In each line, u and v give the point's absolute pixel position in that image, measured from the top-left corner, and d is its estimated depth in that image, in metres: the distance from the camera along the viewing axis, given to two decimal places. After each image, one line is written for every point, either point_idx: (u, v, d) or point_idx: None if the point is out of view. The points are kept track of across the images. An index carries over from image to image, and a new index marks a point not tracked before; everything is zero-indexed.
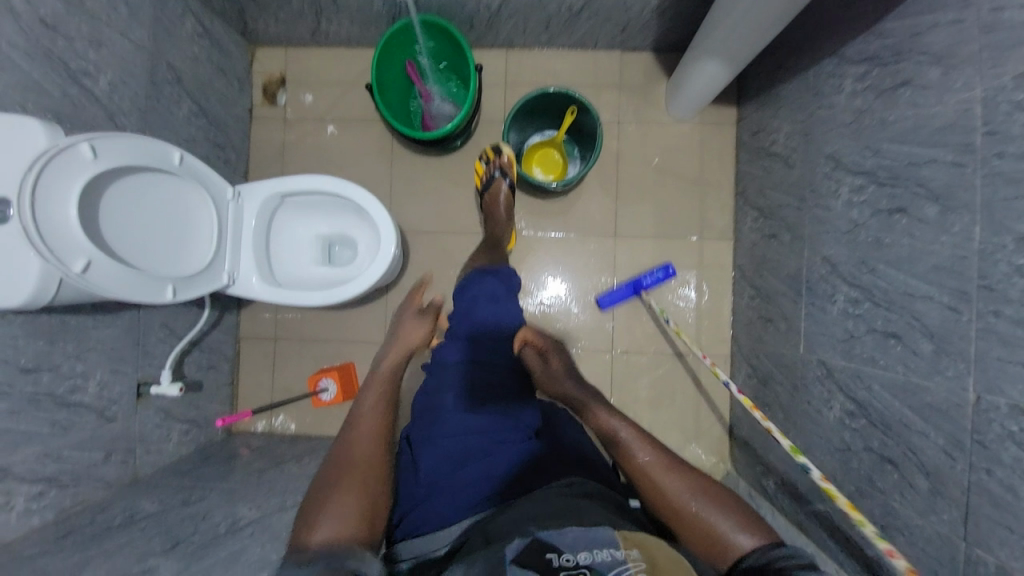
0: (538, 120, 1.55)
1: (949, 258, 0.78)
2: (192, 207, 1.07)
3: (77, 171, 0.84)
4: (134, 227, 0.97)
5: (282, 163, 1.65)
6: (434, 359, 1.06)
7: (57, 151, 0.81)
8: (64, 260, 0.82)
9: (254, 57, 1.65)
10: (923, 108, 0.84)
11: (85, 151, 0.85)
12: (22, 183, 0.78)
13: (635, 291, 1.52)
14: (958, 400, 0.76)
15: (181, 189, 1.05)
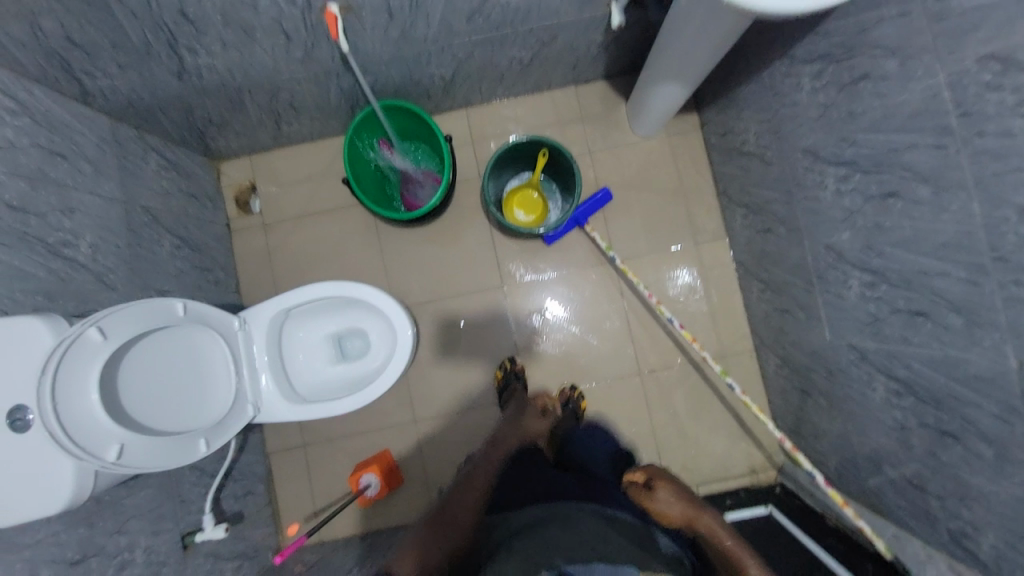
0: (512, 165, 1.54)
1: (955, 235, 0.81)
2: (206, 349, 1.07)
3: (91, 359, 0.84)
4: (156, 389, 0.97)
5: (271, 268, 1.62)
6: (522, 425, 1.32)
7: (66, 346, 0.80)
8: (96, 452, 0.82)
9: (220, 172, 1.63)
10: (889, 99, 0.87)
11: (94, 336, 0.85)
12: (42, 389, 0.78)
13: (576, 223, 1.54)
14: (1001, 367, 0.78)
15: (192, 334, 1.04)
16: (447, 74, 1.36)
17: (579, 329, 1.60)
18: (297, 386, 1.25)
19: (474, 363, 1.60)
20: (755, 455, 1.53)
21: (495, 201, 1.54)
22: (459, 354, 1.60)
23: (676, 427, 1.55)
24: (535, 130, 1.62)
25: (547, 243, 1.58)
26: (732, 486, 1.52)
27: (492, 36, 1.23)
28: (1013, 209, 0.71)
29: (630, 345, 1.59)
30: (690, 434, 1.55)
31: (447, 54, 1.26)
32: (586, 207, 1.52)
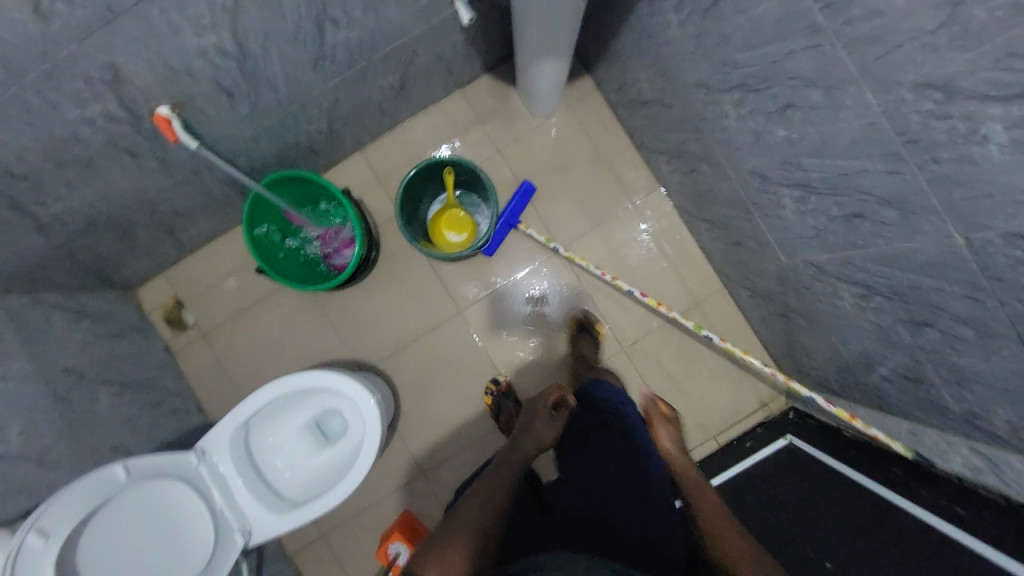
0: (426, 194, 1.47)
1: (860, 128, 0.76)
2: (174, 497, 1.02)
3: (41, 564, 0.83)
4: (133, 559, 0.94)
5: (226, 376, 1.54)
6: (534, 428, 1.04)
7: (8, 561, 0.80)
8: None
9: (139, 300, 1.55)
10: (752, 11, 0.82)
11: (36, 540, 0.83)
12: None
13: (509, 226, 1.50)
14: (949, 248, 0.73)
15: (149, 489, 0.98)
16: (323, 127, 1.29)
17: (549, 328, 1.55)
18: (285, 492, 1.18)
19: (459, 398, 1.54)
20: (760, 388, 1.50)
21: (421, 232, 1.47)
22: (441, 394, 1.54)
23: (676, 389, 1.52)
24: (437, 148, 1.55)
25: (488, 254, 1.52)
26: (748, 426, 1.50)
27: (349, 75, 1.16)
28: (907, 88, 0.66)
29: (604, 324, 1.54)
30: (690, 391, 1.52)
31: (312, 108, 1.19)
32: (514, 206, 1.48)
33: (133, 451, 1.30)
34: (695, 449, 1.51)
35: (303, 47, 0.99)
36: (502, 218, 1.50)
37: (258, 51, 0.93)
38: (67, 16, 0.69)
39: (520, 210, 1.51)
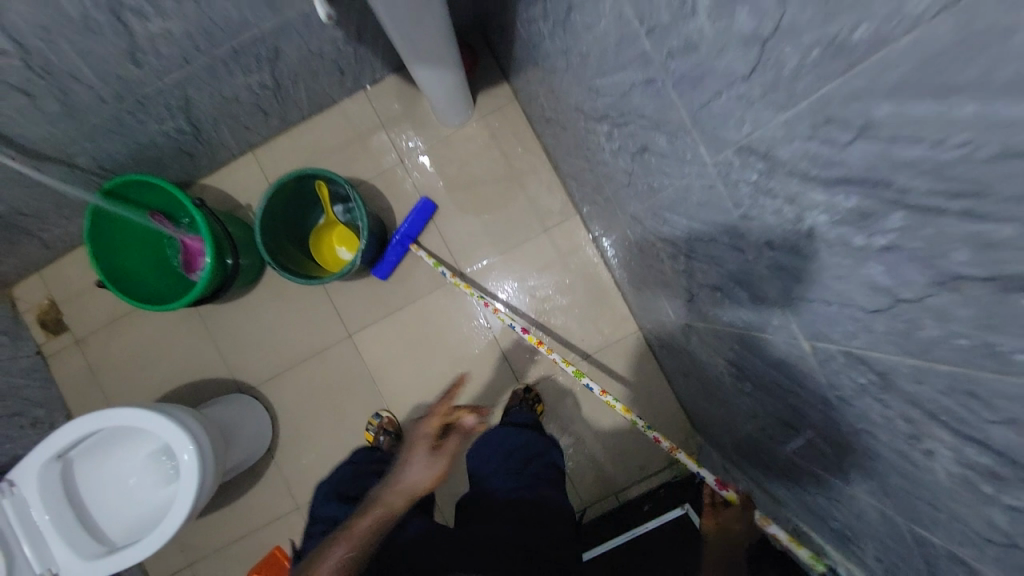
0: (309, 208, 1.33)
1: (702, 191, 0.60)
2: None
3: None
4: None
5: (99, 386, 1.45)
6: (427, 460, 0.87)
7: None
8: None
9: (13, 298, 1.45)
10: (595, 29, 0.66)
11: None
12: None
13: (404, 245, 1.35)
14: (798, 351, 0.58)
15: None
16: (184, 128, 1.15)
17: (444, 360, 1.41)
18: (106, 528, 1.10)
19: (343, 428, 1.42)
20: (669, 443, 1.36)
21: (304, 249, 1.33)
22: (323, 422, 1.42)
23: (576, 436, 1.38)
24: (335, 153, 1.40)
25: (382, 278, 1.37)
26: (652, 484, 1.35)
27: (194, 72, 1.01)
28: (731, 150, 0.49)
29: (505, 361, 1.40)
30: (592, 440, 1.37)
31: (156, 107, 1.05)
32: (410, 224, 1.34)
33: None
34: (593, 502, 1.37)
35: (104, 39, 0.85)
36: (397, 236, 1.34)
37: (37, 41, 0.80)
38: None
39: (419, 229, 1.36)
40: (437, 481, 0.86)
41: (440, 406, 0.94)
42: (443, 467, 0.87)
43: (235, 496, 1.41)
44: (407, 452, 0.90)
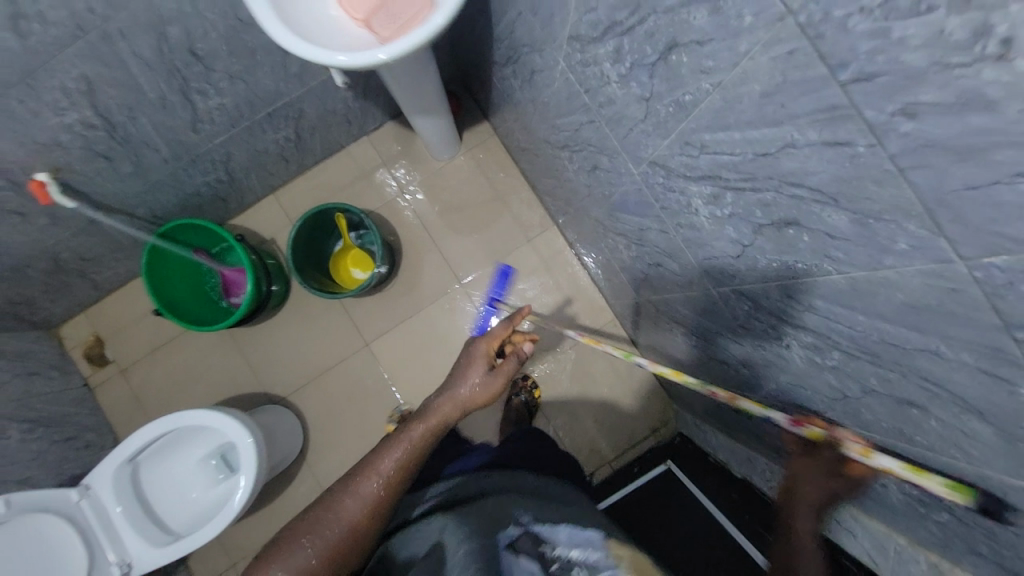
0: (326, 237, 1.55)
1: (635, 193, 0.85)
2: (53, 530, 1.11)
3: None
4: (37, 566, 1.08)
5: (143, 409, 1.62)
6: (483, 380, 0.95)
7: None
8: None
9: (62, 337, 1.63)
10: (552, 87, 0.92)
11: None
12: None
13: (494, 305, 1.60)
14: (712, 299, 0.82)
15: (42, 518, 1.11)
16: (222, 177, 1.38)
17: (451, 360, 1.62)
18: (169, 524, 1.26)
19: (366, 428, 1.61)
20: (650, 414, 1.58)
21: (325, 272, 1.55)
22: (348, 424, 1.61)
23: (571, 417, 1.59)
24: (345, 190, 1.64)
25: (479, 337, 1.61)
26: (639, 450, 1.56)
27: (235, 132, 1.25)
28: (646, 164, 0.74)
29: None
30: (585, 418, 1.58)
31: (203, 162, 1.27)
32: (496, 288, 1.61)
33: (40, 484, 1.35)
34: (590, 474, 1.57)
35: (173, 113, 1.08)
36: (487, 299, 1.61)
37: (125, 120, 1.02)
38: None
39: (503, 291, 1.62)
40: (488, 399, 0.96)
41: (500, 330, 0.99)
42: (494, 390, 0.96)
43: (272, 499, 1.57)
44: (463, 370, 0.96)
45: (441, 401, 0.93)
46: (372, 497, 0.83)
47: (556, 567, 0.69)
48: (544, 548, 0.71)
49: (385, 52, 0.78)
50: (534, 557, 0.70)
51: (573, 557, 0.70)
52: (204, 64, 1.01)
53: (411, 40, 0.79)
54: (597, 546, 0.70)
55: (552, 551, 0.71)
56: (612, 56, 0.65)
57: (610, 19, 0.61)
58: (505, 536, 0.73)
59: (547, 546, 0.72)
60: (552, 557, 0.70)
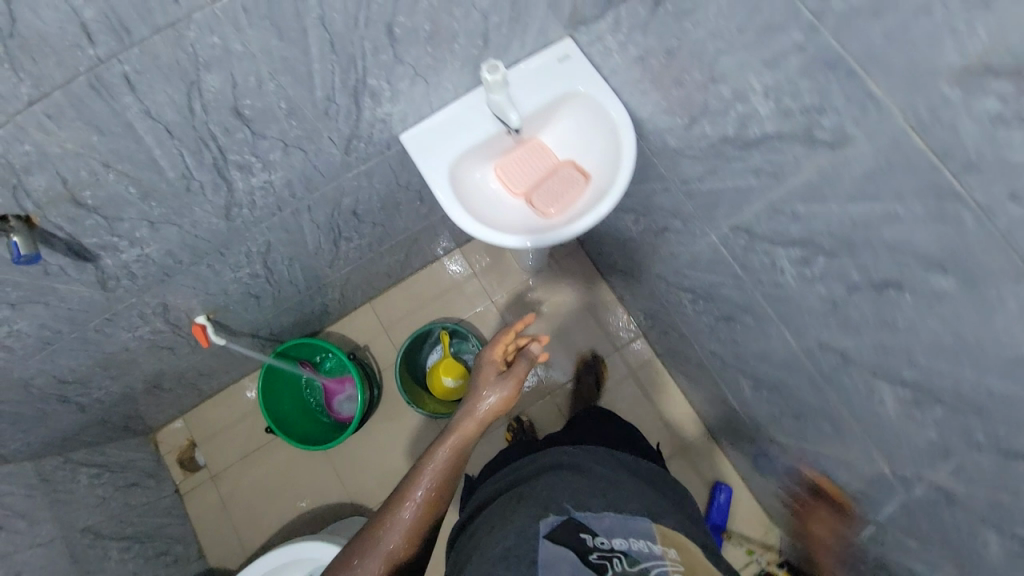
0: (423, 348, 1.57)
1: (788, 356, 0.87)
2: None
3: None
4: None
5: (229, 518, 1.57)
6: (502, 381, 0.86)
7: None
8: None
9: (157, 441, 1.61)
10: (690, 247, 0.97)
11: None
12: None
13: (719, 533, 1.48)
14: (877, 470, 0.81)
15: None
16: (336, 296, 1.45)
17: None
18: None
19: None
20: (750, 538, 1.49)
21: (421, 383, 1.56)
22: None
23: None
24: (437, 296, 1.69)
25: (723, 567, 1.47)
26: None
27: (358, 262, 1.33)
28: (814, 344, 0.77)
29: None
30: None
31: (327, 288, 1.35)
32: (716, 514, 1.48)
33: None
34: None
35: (318, 256, 1.16)
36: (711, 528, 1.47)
37: (281, 269, 1.11)
38: (128, 284, 0.84)
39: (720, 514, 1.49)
40: (510, 404, 0.86)
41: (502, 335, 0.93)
42: (515, 392, 0.86)
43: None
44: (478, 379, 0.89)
45: (461, 412, 0.83)
46: (410, 524, 0.72)
47: (598, 558, 0.63)
48: (585, 535, 0.67)
49: (543, 236, 0.86)
50: (571, 547, 0.65)
51: (614, 546, 0.66)
52: (358, 217, 1.10)
53: (573, 229, 0.87)
54: (645, 538, 0.68)
55: (596, 541, 0.66)
56: (794, 259, 0.70)
57: (805, 237, 0.66)
58: (548, 524, 0.67)
59: (588, 535, 0.67)
60: (592, 547, 0.65)
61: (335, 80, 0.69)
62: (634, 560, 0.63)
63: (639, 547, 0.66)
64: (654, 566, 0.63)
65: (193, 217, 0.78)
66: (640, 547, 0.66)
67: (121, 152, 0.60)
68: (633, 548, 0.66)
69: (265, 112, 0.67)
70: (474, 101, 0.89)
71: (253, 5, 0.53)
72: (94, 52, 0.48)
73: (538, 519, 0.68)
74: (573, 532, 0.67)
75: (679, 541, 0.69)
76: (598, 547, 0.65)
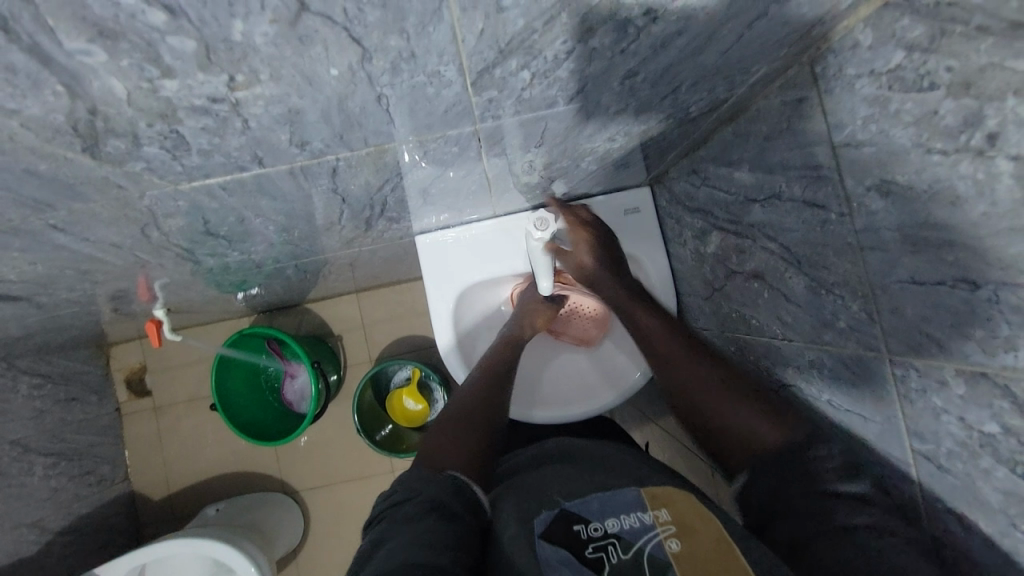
0: (386, 371, 1.31)
1: None
2: None
3: None
4: None
5: (163, 457, 1.40)
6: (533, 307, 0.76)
7: None
8: None
9: (110, 355, 1.40)
10: (668, 444, 0.90)
11: None
12: None
13: None
14: None
15: None
16: (323, 292, 1.34)
17: None
18: None
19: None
20: None
21: (373, 406, 1.31)
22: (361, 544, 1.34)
23: None
24: None
25: None
26: None
27: (352, 278, 1.21)
28: None
29: None
30: None
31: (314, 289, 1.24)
32: None
33: (47, 526, 1.14)
34: None
35: (305, 277, 1.04)
36: None
37: (261, 283, 1.00)
38: (67, 301, 0.73)
39: None
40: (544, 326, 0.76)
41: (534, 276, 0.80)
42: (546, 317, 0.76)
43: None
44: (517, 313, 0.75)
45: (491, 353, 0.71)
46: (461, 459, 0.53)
47: (593, 552, 0.40)
48: (578, 528, 0.42)
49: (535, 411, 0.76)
50: (565, 544, 0.41)
51: (607, 528, 0.42)
52: (355, 264, 0.97)
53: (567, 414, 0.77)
54: (634, 508, 0.43)
55: (588, 529, 0.42)
56: None
57: None
58: (541, 522, 0.44)
59: (582, 525, 0.43)
60: (588, 540, 0.41)
61: (344, 215, 0.55)
62: (630, 542, 0.40)
63: (632, 523, 0.42)
64: (651, 544, 0.40)
65: (150, 273, 0.66)
66: (632, 522, 0.42)
67: (47, 256, 0.48)
68: (628, 528, 0.42)
69: (246, 231, 0.54)
70: (512, 226, 0.75)
71: (237, 186, 0.39)
72: (1, 214, 0.35)
73: (529, 519, 0.45)
74: (574, 519, 0.43)
75: (678, 501, 0.45)
76: (593, 539, 0.41)
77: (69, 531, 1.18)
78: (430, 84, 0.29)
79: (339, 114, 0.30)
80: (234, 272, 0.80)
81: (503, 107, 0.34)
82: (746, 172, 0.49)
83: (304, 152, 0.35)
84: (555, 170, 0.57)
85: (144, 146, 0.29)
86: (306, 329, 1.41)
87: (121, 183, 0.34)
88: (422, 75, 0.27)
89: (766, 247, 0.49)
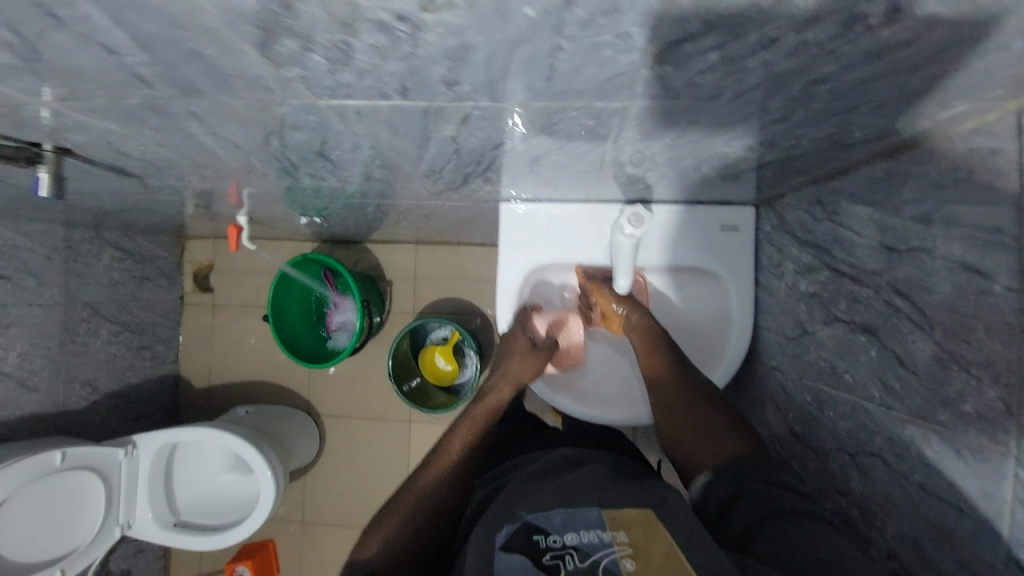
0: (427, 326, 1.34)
1: None
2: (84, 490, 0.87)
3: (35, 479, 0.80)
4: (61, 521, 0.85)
5: (211, 351, 1.48)
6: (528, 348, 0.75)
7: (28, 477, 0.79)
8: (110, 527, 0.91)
9: (185, 247, 1.48)
10: None
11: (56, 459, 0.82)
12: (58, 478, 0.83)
13: None
14: None
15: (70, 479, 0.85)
16: (386, 236, 1.37)
17: None
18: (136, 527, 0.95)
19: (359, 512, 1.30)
20: None
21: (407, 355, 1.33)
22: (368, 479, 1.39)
23: None
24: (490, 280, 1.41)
25: None
26: None
27: (419, 229, 1.22)
28: None
29: None
30: None
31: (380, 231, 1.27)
32: None
33: (100, 386, 1.24)
34: None
35: (377, 217, 1.06)
36: None
37: (335, 214, 1.03)
38: (170, 189, 0.77)
39: None
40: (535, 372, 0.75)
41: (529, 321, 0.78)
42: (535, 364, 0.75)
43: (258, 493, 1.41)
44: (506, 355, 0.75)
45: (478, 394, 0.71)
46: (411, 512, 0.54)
47: (551, 559, 0.41)
48: (537, 537, 0.43)
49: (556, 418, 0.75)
50: (525, 552, 0.42)
51: (565, 541, 0.42)
52: (429, 217, 0.98)
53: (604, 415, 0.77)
54: (594, 525, 0.43)
55: (548, 539, 0.43)
56: None
57: None
58: (501, 535, 0.44)
59: (541, 535, 0.43)
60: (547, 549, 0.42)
61: (448, 165, 0.54)
62: (587, 554, 0.40)
63: (591, 539, 0.42)
64: (607, 559, 0.40)
65: (250, 180, 0.69)
66: (591, 538, 0.42)
67: (172, 142, 0.50)
68: (586, 542, 0.42)
69: (354, 160, 0.54)
70: (600, 217, 0.72)
71: (370, 113, 0.39)
72: (152, 91, 0.36)
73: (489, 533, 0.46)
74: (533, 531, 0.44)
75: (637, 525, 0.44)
76: (551, 551, 0.42)
77: (116, 395, 1.29)
78: (611, 46, 0.27)
79: (505, 59, 0.29)
80: (321, 198, 0.82)
81: (667, 87, 0.32)
82: (892, 217, 0.44)
83: (449, 92, 0.34)
84: (670, 168, 0.54)
85: (310, 52, 0.29)
86: (362, 267, 1.45)
87: (269, 85, 0.34)
88: (611, 34, 0.26)
89: (892, 302, 0.45)
